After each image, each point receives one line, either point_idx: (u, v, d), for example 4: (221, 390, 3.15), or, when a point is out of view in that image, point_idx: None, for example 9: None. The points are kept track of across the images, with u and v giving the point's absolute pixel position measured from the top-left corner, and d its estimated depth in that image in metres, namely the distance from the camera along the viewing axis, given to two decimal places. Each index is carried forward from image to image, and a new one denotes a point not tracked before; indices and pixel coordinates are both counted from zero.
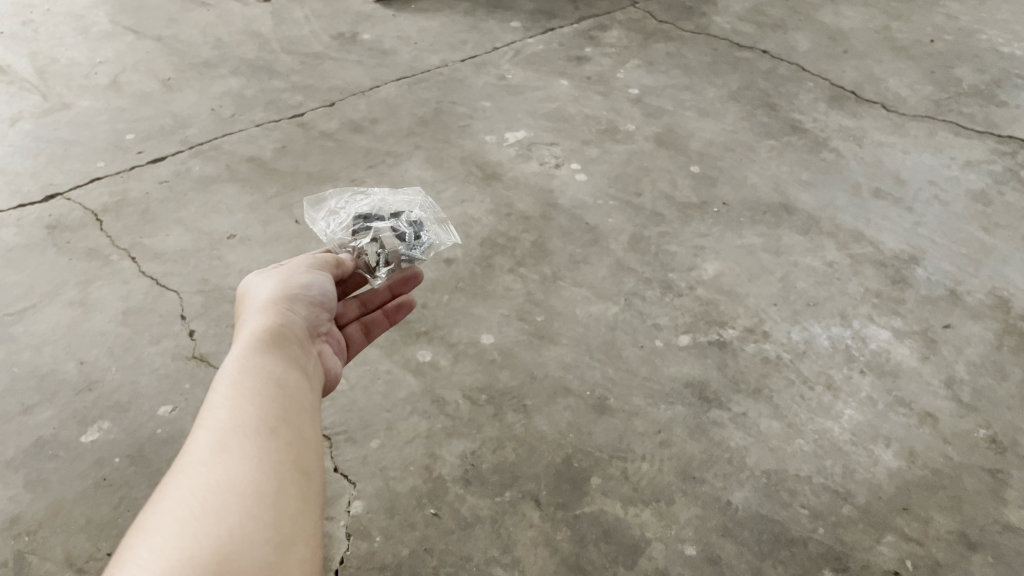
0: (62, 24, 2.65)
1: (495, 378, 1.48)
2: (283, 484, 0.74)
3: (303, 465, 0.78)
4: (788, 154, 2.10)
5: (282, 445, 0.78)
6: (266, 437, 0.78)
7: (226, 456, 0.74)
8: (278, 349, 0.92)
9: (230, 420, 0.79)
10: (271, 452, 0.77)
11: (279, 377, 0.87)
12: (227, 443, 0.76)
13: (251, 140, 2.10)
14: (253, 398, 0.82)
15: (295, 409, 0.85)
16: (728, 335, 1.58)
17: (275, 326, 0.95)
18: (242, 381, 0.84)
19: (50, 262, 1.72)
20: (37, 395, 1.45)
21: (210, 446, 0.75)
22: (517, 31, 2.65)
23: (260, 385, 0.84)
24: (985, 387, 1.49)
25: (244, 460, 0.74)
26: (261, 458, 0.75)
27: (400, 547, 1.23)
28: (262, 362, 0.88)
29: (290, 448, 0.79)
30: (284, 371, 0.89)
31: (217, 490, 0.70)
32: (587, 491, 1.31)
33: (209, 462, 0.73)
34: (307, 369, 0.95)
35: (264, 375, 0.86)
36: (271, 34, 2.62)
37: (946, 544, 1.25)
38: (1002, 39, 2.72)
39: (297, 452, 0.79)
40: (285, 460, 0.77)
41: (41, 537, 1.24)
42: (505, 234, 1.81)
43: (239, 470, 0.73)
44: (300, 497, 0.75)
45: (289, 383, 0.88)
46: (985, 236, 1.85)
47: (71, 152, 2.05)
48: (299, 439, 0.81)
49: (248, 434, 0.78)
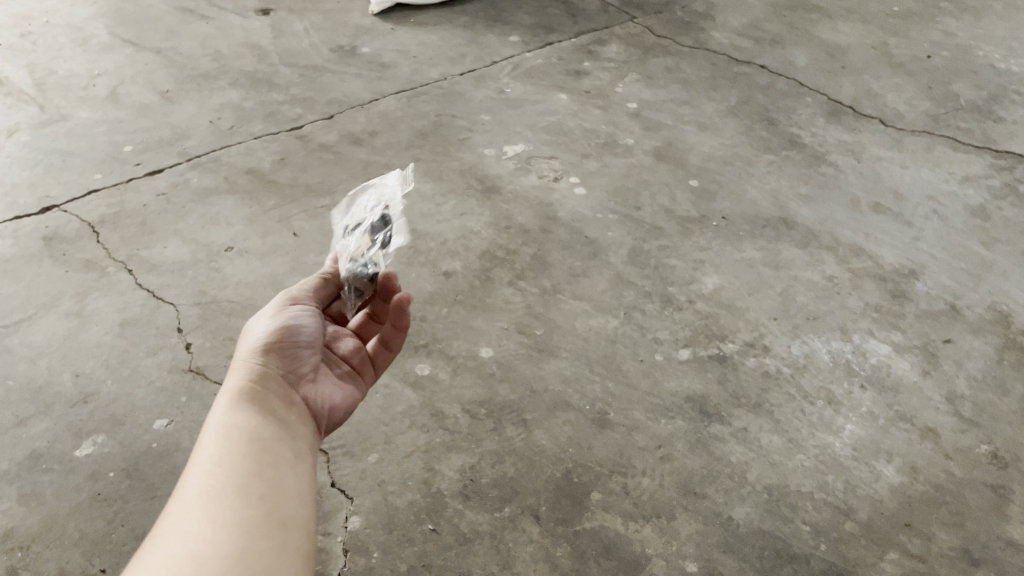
0: (60, 35, 2.65)
1: (494, 392, 1.47)
2: (249, 550, 0.71)
3: (275, 525, 0.75)
4: (787, 169, 2.11)
5: (252, 507, 0.75)
6: (234, 501, 0.75)
7: (190, 527, 0.71)
8: (256, 399, 0.87)
9: (199, 487, 0.76)
10: (237, 519, 0.73)
11: (259, 429, 0.84)
12: (196, 508, 0.73)
13: (250, 152, 2.10)
14: (225, 460, 0.79)
15: (274, 462, 0.81)
16: (728, 348, 1.58)
17: (256, 373, 0.89)
18: (215, 443, 0.81)
19: (46, 274, 1.71)
20: (32, 407, 1.44)
21: (176, 519, 0.72)
22: (516, 45, 2.66)
23: (234, 444, 0.81)
24: (987, 402, 1.49)
25: (206, 531, 0.71)
26: (226, 527, 0.72)
27: (399, 563, 1.21)
28: (236, 419, 0.84)
29: (259, 509, 0.75)
30: (260, 424, 0.84)
31: (175, 568, 0.67)
32: (587, 507, 1.29)
33: (173, 536, 0.71)
34: (293, 415, 0.89)
35: (242, 431, 0.82)
36: (271, 47, 2.63)
37: (949, 561, 1.24)
38: (998, 55, 2.74)
39: (268, 512, 0.75)
40: (256, 520, 0.74)
41: (34, 552, 1.22)
42: (504, 247, 1.81)
43: (200, 543, 0.70)
44: (269, 557, 0.72)
45: (265, 436, 0.83)
46: (984, 251, 1.86)
47: (68, 163, 2.04)
48: (271, 498, 0.77)
49: (216, 502, 0.74)
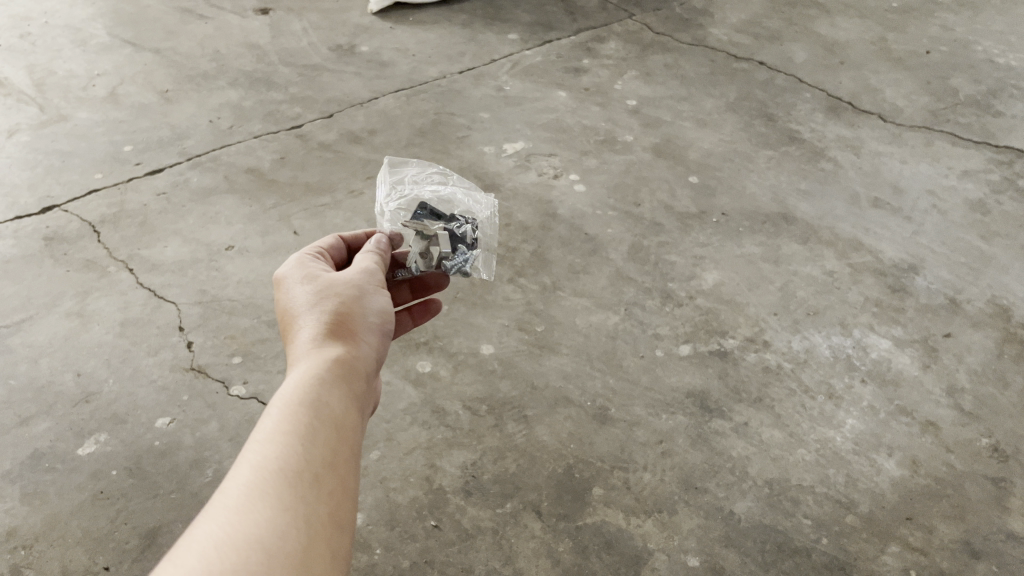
0: (60, 36, 2.66)
1: (495, 389, 1.48)
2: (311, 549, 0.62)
3: (339, 520, 0.66)
4: (786, 164, 2.11)
5: (320, 499, 0.65)
6: (304, 490, 0.65)
7: (258, 506, 0.62)
8: (338, 368, 0.78)
9: (271, 458, 0.66)
10: (312, 505, 0.64)
11: (336, 409, 0.74)
12: (265, 487, 0.63)
13: (249, 151, 2.10)
14: (298, 430, 0.70)
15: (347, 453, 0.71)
16: (729, 344, 1.58)
17: (340, 342, 0.82)
18: (292, 412, 0.71)
19: (47, 273, 1.71)
20: (34, 406, 1.44)
21: (244, 490, 0.63)
22: (515, 43, 2.67)
23: (315, 417, 0.71)
24: (987, 396, 1.49)
25: (279, 515, 0.62)
26: (300, 510, 0.63)
27: (400, 559, 1.22)
28: (311, 385, 0.75)
29: (331, 499, 0.66)
30: (341, 403, 0.75)
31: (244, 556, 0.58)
32: (588, 502, 1.30)
33: (240, 511, 0.61)
34: (367, 400, 0.81)
35: (322, 410, 0.73)
36: (269, 46, 2.63)
37: (950, 553, 1.24)
38: (997, 49, 2.74)
39: (337, 505, 0.67)
40: (320, 517, 0.64)
41: (38, 551, 1.22)
42: (504, 245, 1.81)
43: (271, 527, 0.60)
44: (328, 557, 0.62)
45: (341, 411, 0.74)
46: (984, 245, 1.86)
47: (68, 164, 2.05)
48: (342, 489, 0.68)
49: (290, 480, 0.65)
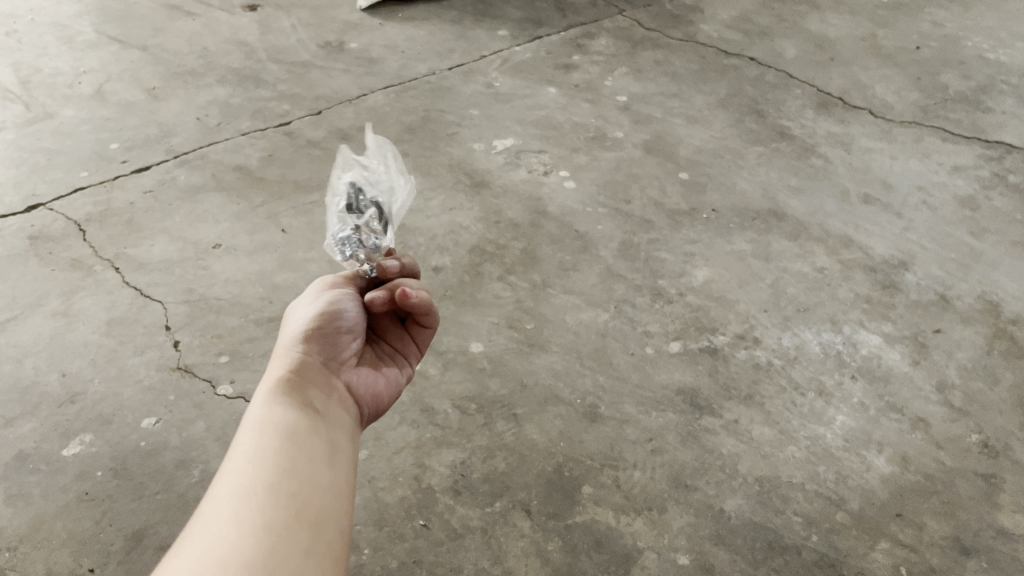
0: (46, 34, 2.63)
1: (484, 387, 1.47)
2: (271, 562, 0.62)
3: (310, 522, 0.68)
4: (777, 161, 2.10)
5: (276, 514, 0.66)
6: (258, 509, 0.66)
7: (213, 535, 0.63)
8: (289, 386, 0.79)
9: (229, 485, 0.68)
10: (266, 521, 0.65)
11: (291, 428, 0.75)
12: (219, 516, 0.65)
13: (237, 149, 2.09)
14: (253, 455, 0.71)
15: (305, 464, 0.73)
16: (718, 341, 1.57)
17: (289, 362, 0.82)
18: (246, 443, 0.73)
19: (32, 273, 1.70)
20: (18, 407, 1.42)
21: (206, 516, 0.65)
22: (505, 39, 2.65)
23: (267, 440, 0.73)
24: (976, 392, 1.49)
25: (239, 531, 0.64)
26: (254, 527, 0.64)
27: (389, 559, 1.21)
28: (262, 410, 0.76)
29: (289, 512, 0.67)
30: (294, 419, 0.76)
31: (203, 573, 0.59)
32: (578, 501, 1.29)
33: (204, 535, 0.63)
34: (331, 408, 0.81)
35: (275, 432, 0.74)
36: (258, 43, 2.61)
37: (940, 550, 1.24)
38: (987, 45, 2.74)
39: (299, 516, 0.67)
40: (278, 531, 0.65)
41: (22, 553, 1.21)
42: (493, 243, 1.80)
43: (231, 543, 0.63)
44: (290, 566, 0.63)
45: (296, 426, 0.76)
46: (974, 241, 1.86)
47: (54, 162, 2.02)
48: (301, 500, 0.69)
49: (244, 504, 0.67)
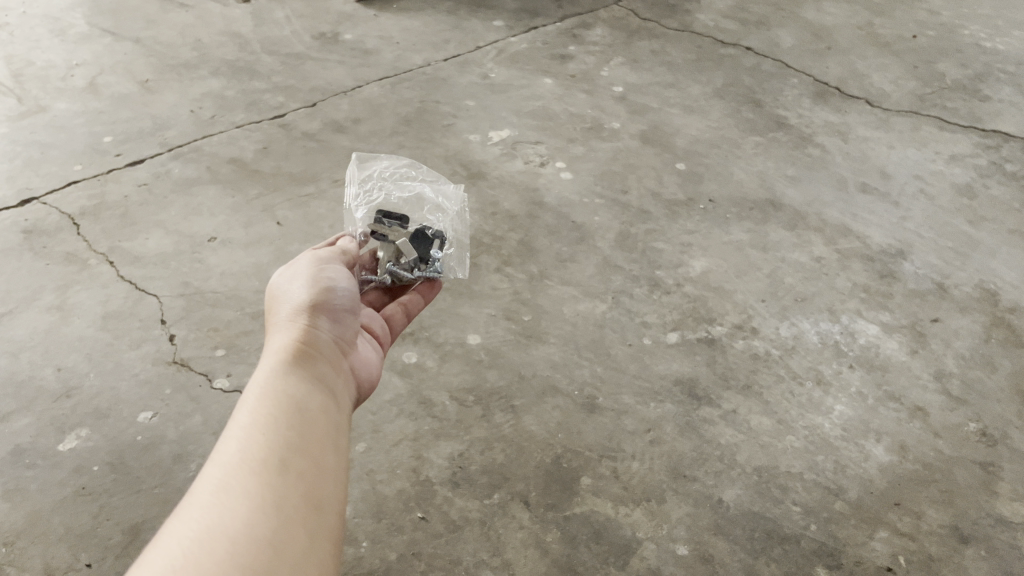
0: (38, 26, 2.60)
1: (482, 379, 1.46)
2: (288, 531, 0.63)
3: (317, 499, 0.68)
4: (773, 150, 2.10)
5: (291, 482, 0.67)
6: (273, 476, 0.67)
7: (226, 500, 0.63)
8: (297, 361, 0.81)
9: (237, 454, 0.68)
10: (282, 488, 0.66)
11: (301, 399, 0.77)
12: (231, 481, 0.65)
13: (231, 142, 2.07)
14: (264, 420, 0.72)
15: (315, 435, 0.74)
16: (716, 331, 1.57)
17: (297, 336, 0.85)
18: (255, 410, 0.74)
19: (26, 267, 1.68)
20: (14, 402, 1.41)
21: (211, 489, 0.64)
22: (500, 30, 2.64)
23: (278, 408, 0.74)
24: (975, 380, 1.49)
25: (246, 504, 0.63)
26: (270, 492, 0.65)
27: (388, 551, 1.20)
28: (272, 381, 0.77)
29: (303, 480, 0.68)
30: (305, 390, 0.78)
31: (221, 540, 0.60)
32: (577, 492, 1.29)
33: (209, 508, 0.63)
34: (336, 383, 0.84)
35: (285, 402, 0.75)
36: (251, 35, 2.59)
37: (939, 539, 1.24)
38: (984, 34, 2.74)
39: (313, 484, 0.68)
40: (293, 500, 0.66)
41: (19, 547, 1.20)
42: (490, 234, 1.79)
43: (238, 516, 0.62)
44: (305, 538, 0.64)
45: (306, 398, 0.77)
46: (971, 229, 1.86)
47: (47, 155, 2.01)
48: (316, 468, 0.70)
49: (257, 469, 0.67)
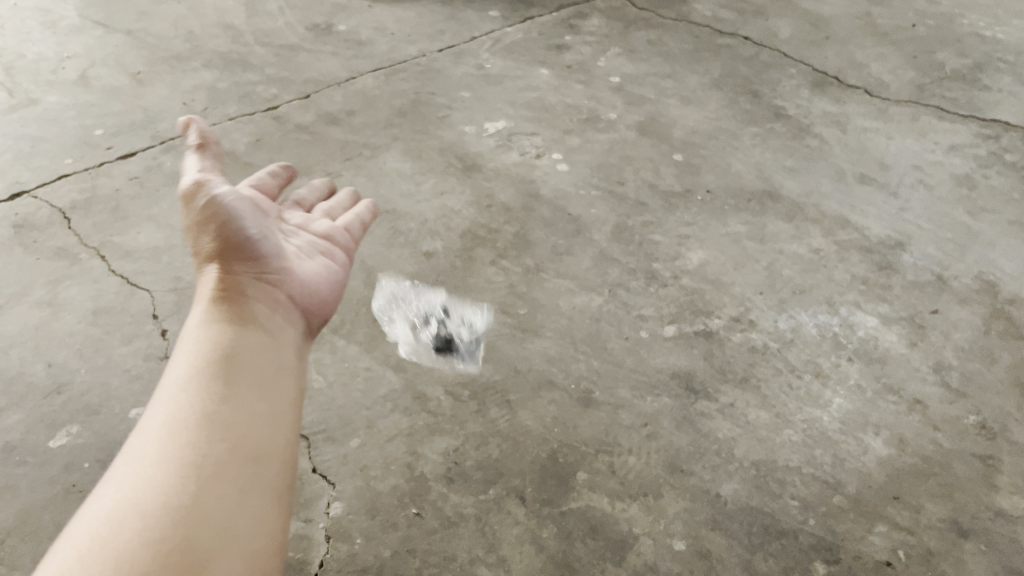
0: (28, 18, 2.57)
1: (477, 373, 1.45)
2: (203, 484, 0.71)
3: (240, 453, 0.76)
4: (771, 141, 2.08)
5: (209, 441, 0.75)
6: (192, 437, 0.75)
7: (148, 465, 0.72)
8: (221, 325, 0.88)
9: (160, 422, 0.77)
10: (198, 447, 0.74)
11: (224, 360, 0.84)
12: (153, 448, 0.74)
13: (224, 134, 2.05)
14: (186, 389, 0.81)
15: (237, 392, 0.82)
16: (714, 324, 1.55)
17: (220, 300, 0.92)
18: (178, 381, 0.82)
19: (16, 262, 1.66)
20: (4, 399, 1.40)
21: (133, 459, 0.73)
22: (495, 20, 2.61)
23: (198, 376, 0.82)
24: (974, 372, 1.48)
25: (161, 471, 0.71)
26: (188, 453, 0.74)
27: (382, 548, 1.19)
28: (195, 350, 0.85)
29: (222, 437, 0.76)
30: (226, 352, 0.85)
31: (141, 499, 0.69)
32: (573, 487, 1.27)
33: (132, 474, 0.71)
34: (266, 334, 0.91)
35: (206, 368, 0.83)
36: (244, 27, 2.57)
37: (938, 533, 1.23)
38: (983, 23, 2.71)
39: (233, 440, 0.77)
40: (211, 457, 0.74)
41: (8, 546, 1.19)
42: (486, 226, 1.77)
43: (155, 479, 0.71)
44: (223, 488, 0.72)
45: (228, 357, 0.85)
46: (971, 220, 1.84)
47: (37, 149, 1.98)
48: (237, 424, 0.78)
49: (176, 434, 0.75)
